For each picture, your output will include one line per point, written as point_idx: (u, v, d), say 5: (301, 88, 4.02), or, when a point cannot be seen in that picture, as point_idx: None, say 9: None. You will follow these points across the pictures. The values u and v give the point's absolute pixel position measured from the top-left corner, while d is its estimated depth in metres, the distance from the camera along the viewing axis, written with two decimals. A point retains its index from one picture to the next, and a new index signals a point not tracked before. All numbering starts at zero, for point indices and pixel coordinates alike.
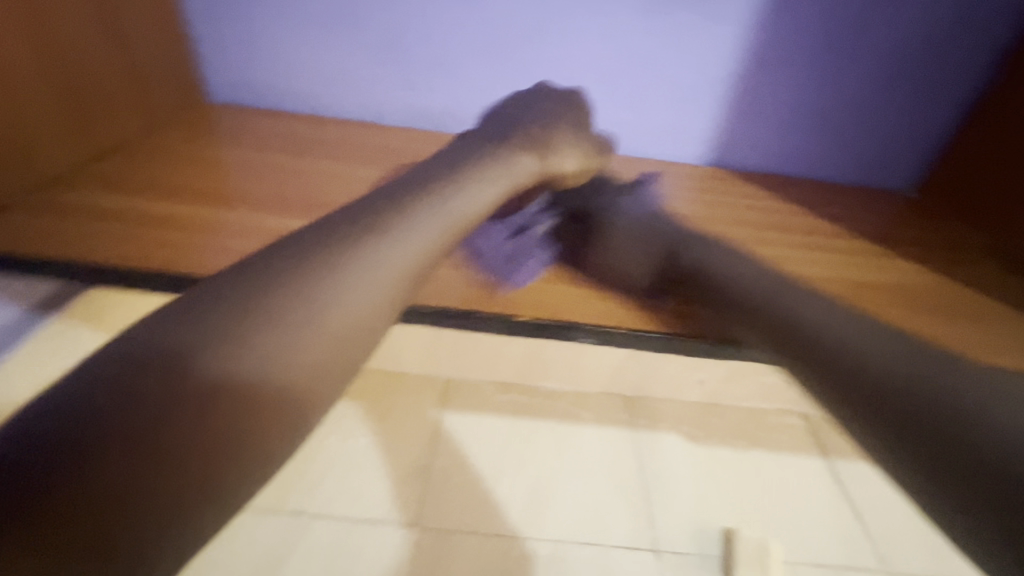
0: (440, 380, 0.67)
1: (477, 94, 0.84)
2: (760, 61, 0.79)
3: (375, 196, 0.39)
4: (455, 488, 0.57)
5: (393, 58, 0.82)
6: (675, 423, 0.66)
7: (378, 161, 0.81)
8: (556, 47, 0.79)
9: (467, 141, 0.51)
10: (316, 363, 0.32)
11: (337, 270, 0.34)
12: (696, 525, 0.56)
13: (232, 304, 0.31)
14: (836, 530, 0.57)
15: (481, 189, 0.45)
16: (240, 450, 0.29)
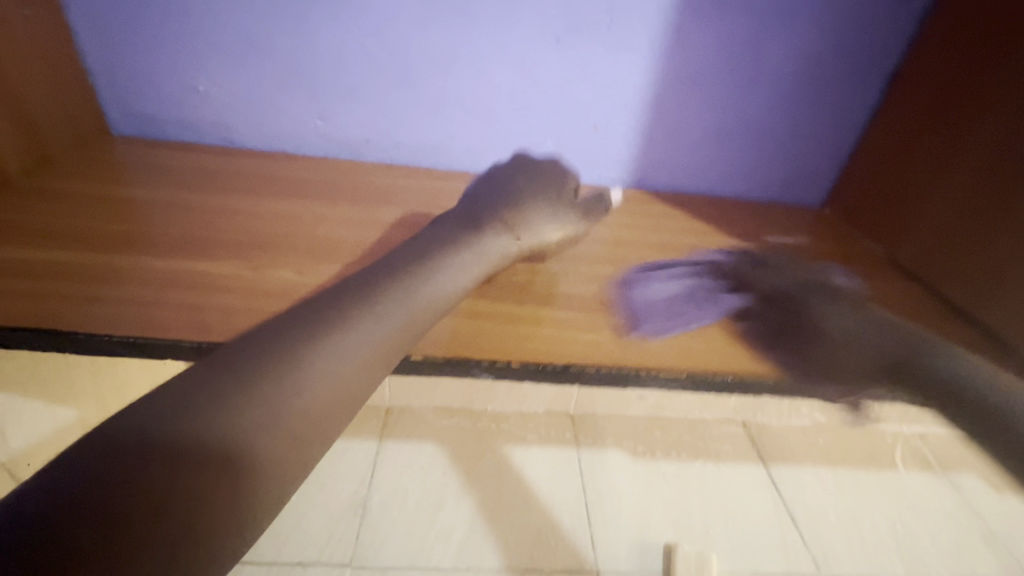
0: (382, 410, 0.65)
1: (393, 122, 0.74)
2: (675, 82, 0.72)
3: (357, 274, 0.36)
4: (395, 519, 0.55)
5: (293, 85, 0.71)
6: (618, 438, 0.65)
7: (280, 190, 0.69)
8: (475, 74, 0.71)
9: (437, 228, 0.45)
10: (309, 435, 0.28)
11: (332, 334, 0.31)
12: (638, 540, 0.56)
13: (233, 373, 0.27)
14: (774, 536, 0.58)
15: (457, 273, 0.40)
16: (231, 539, 0.24)
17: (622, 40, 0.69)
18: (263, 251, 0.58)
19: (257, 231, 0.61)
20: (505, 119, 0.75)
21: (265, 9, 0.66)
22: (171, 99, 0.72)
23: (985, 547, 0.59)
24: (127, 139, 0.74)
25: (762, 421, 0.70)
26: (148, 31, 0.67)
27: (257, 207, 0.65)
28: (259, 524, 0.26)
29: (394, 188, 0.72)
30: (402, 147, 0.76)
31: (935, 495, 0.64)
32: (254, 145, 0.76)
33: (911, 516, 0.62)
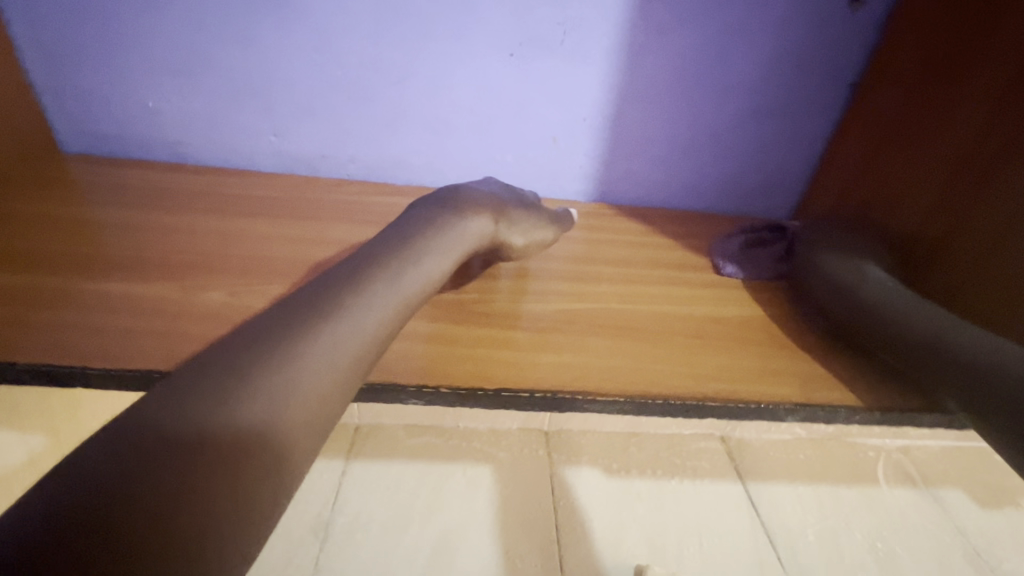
0: (349, 428, 0.63)
1: (349, 137, 0.75)
2: (629, 96, 0.74)
3: (334, 271, 0.39)
4: (357, 544, 0.52)
5: (245, 99, 0.71)
6: (593, 456, 0.62)
7: (238, 208, 0.69)
8: (428, 89, 0.71)
9: (419, 214, 0.51)
10: (303, 425, 0.31)
11: (312, 335, 0.34)
12: (608, 562, 0.53)
13: (228, 369, 0.30)
14: (751, 557, 0.54)
15: (429, 267, 0.44)
16: (252, 516, 0.27)
17: (577, 53, 0.70)
18: (223, 270, 0.59)
19: (213, 250, 0.62)
20: (460, 134, 0.75)
21: (210, 24, 0.65)
22: (121, 109, 0.71)
23: (968, 568, 0.55)
24: (85, 158, 0.75)
25: (743, 436, 0.66)
26: (98, 39, 0.66)
27: (215, 226, 0.66)
28: (279, 503, 0.29)
29: (352, 204, 0.73)
30: (359, 162, 0.77)
31: (918, 513, 0.60)
32: (212, 163, 0.77)
33: (892, 533, 0.57)
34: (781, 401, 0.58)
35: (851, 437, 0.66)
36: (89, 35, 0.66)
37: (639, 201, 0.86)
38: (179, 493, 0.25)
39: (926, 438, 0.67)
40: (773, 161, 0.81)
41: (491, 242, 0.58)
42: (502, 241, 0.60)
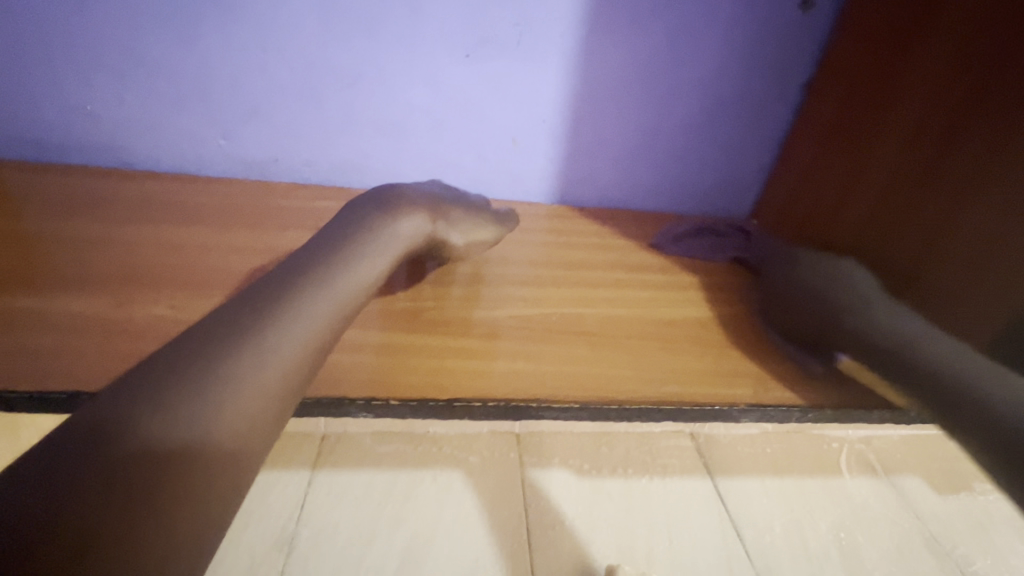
0: (316, 437, 0.60)
1: (302, 141, 0.73)
2: (585, 96, 0.74)
3: (273, 272, 0.38)
4: (322, 558, 0.50)
5: (190, 102, 0.68)
6: (564, 457, 0.61)
7: (185, 217, 0.67)
8: (380, 90, 0.70)
9: (355, 212, 0.49)
10: (237, 442, 0.30)
11: (241, 350, 0.32)
12: (579, 564, 0.52)
13: (170, 373, 0.29)
14: (719, 553, 0.55)
15: (363, 269, 0.42)
16: (207, 517, 0.27)
17: (532, 53, 0.70)
18: (168, 282, 0.57)
19: (158, 261, 0.60)
20: (418, 136, 0.74)
21: (148, 23, 0.63)
22: (54, 113, 0.68)
23: (926, 552, 0.57)
24: (14, 164, 0.71)
25: (711, 432, 0.66)
26: (30, 41, 0.63)
27: (163, 235, 0.64)
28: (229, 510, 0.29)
29: (307, 209, 0.72)
30: (315, 165, 0.75)
31: (878, 501, 0.62)
32: (155, 168, 0.74)
33: (854, 522, 0.59)
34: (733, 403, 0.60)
35: (815, 429, 0.68)
36: (18, 34, 0.63)
37: (600, 201, 0.87)
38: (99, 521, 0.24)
39: (886, 429, 0.68)
40: (729, 162, 0.83)
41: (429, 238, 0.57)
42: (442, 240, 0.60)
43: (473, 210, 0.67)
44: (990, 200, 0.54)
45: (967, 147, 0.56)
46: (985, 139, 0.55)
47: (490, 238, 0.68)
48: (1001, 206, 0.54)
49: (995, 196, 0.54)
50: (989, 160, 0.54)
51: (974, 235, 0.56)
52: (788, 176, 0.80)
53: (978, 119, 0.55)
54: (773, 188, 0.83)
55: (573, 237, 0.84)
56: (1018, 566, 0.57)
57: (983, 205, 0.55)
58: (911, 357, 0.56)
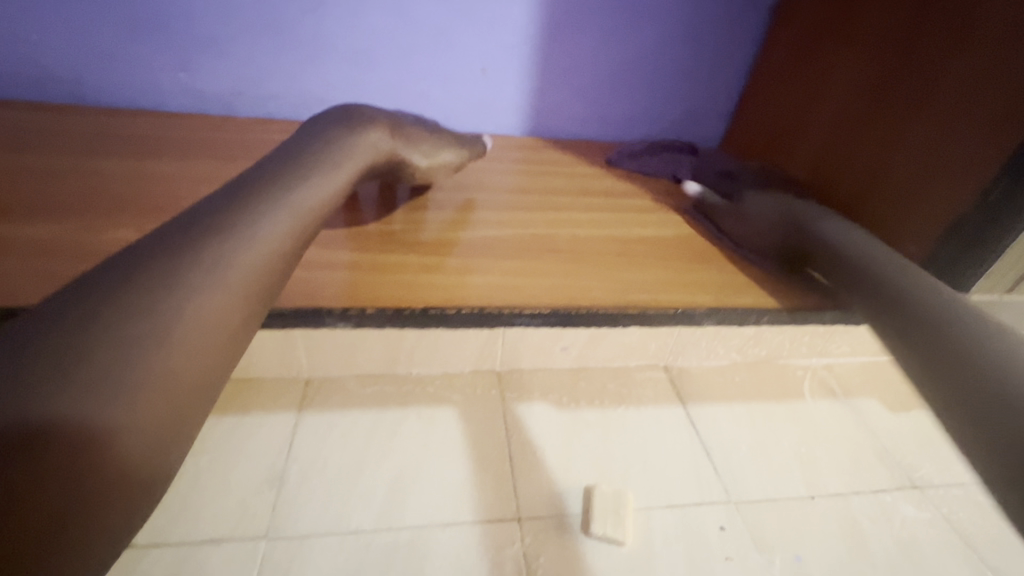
0: (300, 382, 0.61)
1: (265, 73, 0.70)
2: (555, 23, 0.72)
3: (228, 189, 0.36)
4: (313, 489, 0.52)
5: (144, 31, 0.65)
6: (544, 391, 0.64)
7: (145, 153, 0.64)
8: (345, 17, 0.67)
9: (312, 128, 0.47)
10: (203, 354, 0.29)
11: (200, 261, 0.31)
12: (560, 485, 0.55)
13: (129, 283, 0.28)
14: (689, 470, 0.58)
15: (323, 184, 0.40)
16: (180, 423, 0.27)
17: None
18: (129, 214, 0.55)
19: (116, 197, 0.57)
20: (385, 67, 0.71)
21: None
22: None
23: (877, 462, 0.62)
24: None
25: (683, 364, 0.69)
26: None
27: (123, 169, 0.61)
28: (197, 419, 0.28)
29: (273, 143, 0.69)
30: (279, 100, 0.72)
31: (836, 420, 0.66)
32: (110, 102, 0.70)
33: (813, 440, 0.63)
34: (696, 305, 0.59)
35: (782, 359, 0.71)
36: None
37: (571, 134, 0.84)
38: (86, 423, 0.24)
39: (845, 355, 0.72)
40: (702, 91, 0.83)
41: (391, 157, 0.54)
42: (404, 159, 0.56)
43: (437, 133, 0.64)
44: (975, 50, 0.52)
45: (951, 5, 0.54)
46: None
47: (451, 162, 0.65)
48: (988, 55, 0.51)
49: (980, 44, 0.51)
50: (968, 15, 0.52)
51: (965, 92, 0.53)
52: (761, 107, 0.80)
53: None
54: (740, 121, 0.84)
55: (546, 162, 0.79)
56: (956, 473, 0.62)
57: (966, 60, 0.53)
58: (890, 309, 0.45)
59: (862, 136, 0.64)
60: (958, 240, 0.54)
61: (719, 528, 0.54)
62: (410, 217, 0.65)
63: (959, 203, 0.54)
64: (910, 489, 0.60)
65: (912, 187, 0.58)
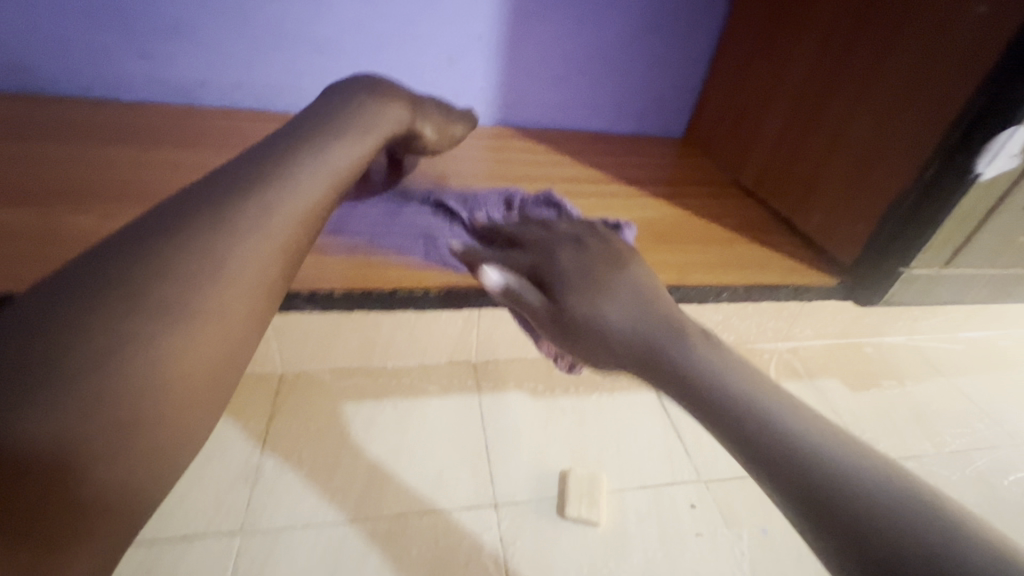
0: (274, 377, 0.61)
1: (226, 59, 0.66)
2: (524, 13, 0.69)
3: (265, 142, 0.35)
4: (289, 483, 0.52)
5: (96, 16, 0.61)
6: (520, 380, 0.64)
7: (99, 141, 0.61)
8: (310, 5, 0.64)
9: (342, 89, 0.45)
10: (238, 313, 0.29)
11: (204, 256, 0.28)
12: (536, 471, 0.56)
13: (170, 234, 0.28)
14: (661, 453, 0.60)
15: (352, 148, 0.38)
16: (218, 381, 0.28)
17: None
18: (85, 204, 0.52)
19: (69, 186, 0.54)
20: (353, 53, 0.68)
21: None
22: None
23: None
24: None
25: None
26: None
27: (81, 158, 0.59)
28: (232, 378, 0.29)
29: (239, 132, 0.66)
30: (244, 88, 0.69)
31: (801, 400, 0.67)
32: (67, 91, 0.66)
33: None
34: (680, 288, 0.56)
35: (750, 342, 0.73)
36: None
37: (549, 125, 0.80)
38: (108, 429, 0.24)
39: (811, 338, 0.73)
40: (683, 77, 0.78)
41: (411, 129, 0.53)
42: (421, 132, 0.55)
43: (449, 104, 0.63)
44: (918, 28, 0.47)
45: None
46: None
47: (455, 136, 0.63)
48: (927, 33, 0.47)
49: (924, 19, 0.47)
50: None
51: (907, 73, 0.49)
52: (720, 88, 0.75)
53: None
54: (706, 105, 0.79)
55: (519, 146, 0.76)
56: (913, 445, 0.63)
57: (911, 39, 0.48)
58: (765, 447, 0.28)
59: (814, 117, 0.60)
60: (897, 218, 0.51)
61: (689, 507, 0.55)
62: None
63: (887, 198, 0.52)
64: None
65: (860, 172, 0.54)
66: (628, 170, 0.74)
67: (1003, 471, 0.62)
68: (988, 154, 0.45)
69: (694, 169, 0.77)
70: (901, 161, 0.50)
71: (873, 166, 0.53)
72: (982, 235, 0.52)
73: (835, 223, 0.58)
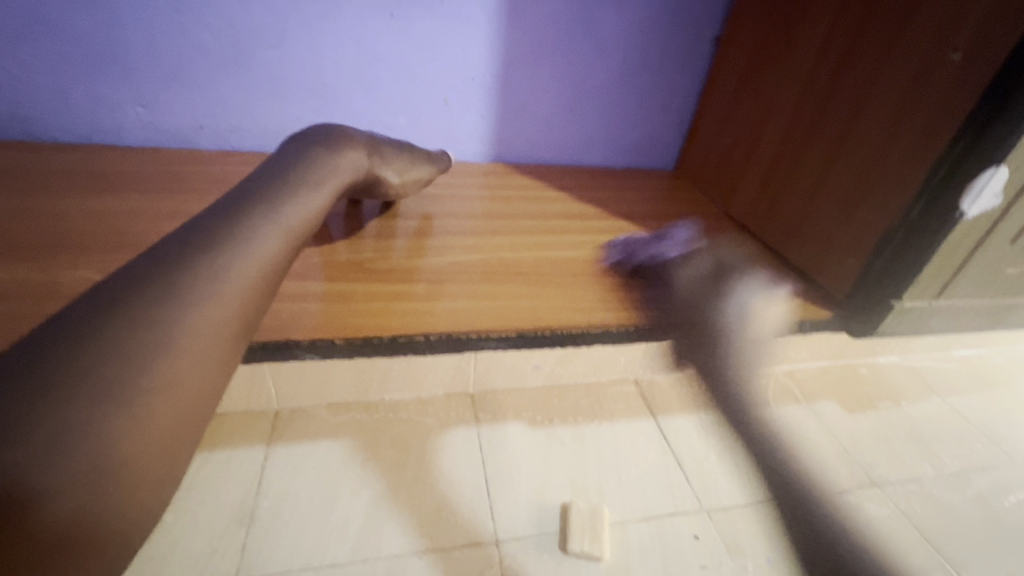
0: (270, 415, 0.60)
1: (224, 105, 0.67)
2: (515, 55, 0.70)
3: (219, 204, 0.36)
4: (286, 523, 0.51)
5: (97, 67, 0.62)
6: (518, 411, 0.64)
7: (97, 188, 0.61)
8: (307, 53, 0.65)
9: (293, 144, 0.46)
10: (199, 378, 0.29)
11: (156, 327, 0.28)
12: (536, 504, 0.55)
13: (127, 303, 0.28)
14: (663, 481, 0.59)
15: (303, 205, 0.39)
16: (179, 447, 0.28)
17: (459, 12, 0.66)
18: (82, 251, 0.52)
19: (65, 233, 0.54)
20: (348, 98, 0.69)
21: None
22: None
23: (839, 462, 0.63)
24: None
25: (654, 378, 0.70)
26: None
27: (79, 203, 0.59)
28: (193, 442, 0.29)
29: (237, 173, 0.67)
30: (242, 132, 0.70)
31: (799, 423, 0.67)
32: (66, 138, 0.67)
33: (781, 445, 0.64)
34: (676, 322, 0.57)
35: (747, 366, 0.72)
36: None
37: (541, 159, 0.82)
38: (69, 511, 0.23)
39: (806, 360, 0.74)
40: (670, 114, 0.80)
41: (367, 176, 0.55)
42: (377, 175, 0.57)
43: (410, 149, 0.65)
44: (898, 75, 0.49)
45: (882, 24, 0.51)
46: (898, 9, 0.49)
47: (420, 179, 0.65)
48: (906, 81, 0.49)
49: (903, 67, 0.49)
50: (896, 38, 0.49)
51: (888, 118, 0.51)
52: (708, 126, 0.77)
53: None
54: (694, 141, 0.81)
55: (513, 182, 0.78)
56: (913, 467, 0.63)
57: (891, 86, 0.50)
58: None
59: (803, 155, 0.61)
60: (887, 256, 0.52)
61: (693, 537, 0.54)
62: (375, 245, 0.63)
63: (874, 236, 0.53)
64: (871, 487, 0.61)
65: (850, 210, 0.55)
66: (618, 204, 0.76)
67: (1003, 492, 0.62)
68: (974, 190, 0.46)
69: (680, 202, 0.78)
70: (888, 201, 0.51)
71: (862, 203, 0.54)
72: (973, 263, 0.52)
73: (829, 259, 0.59)
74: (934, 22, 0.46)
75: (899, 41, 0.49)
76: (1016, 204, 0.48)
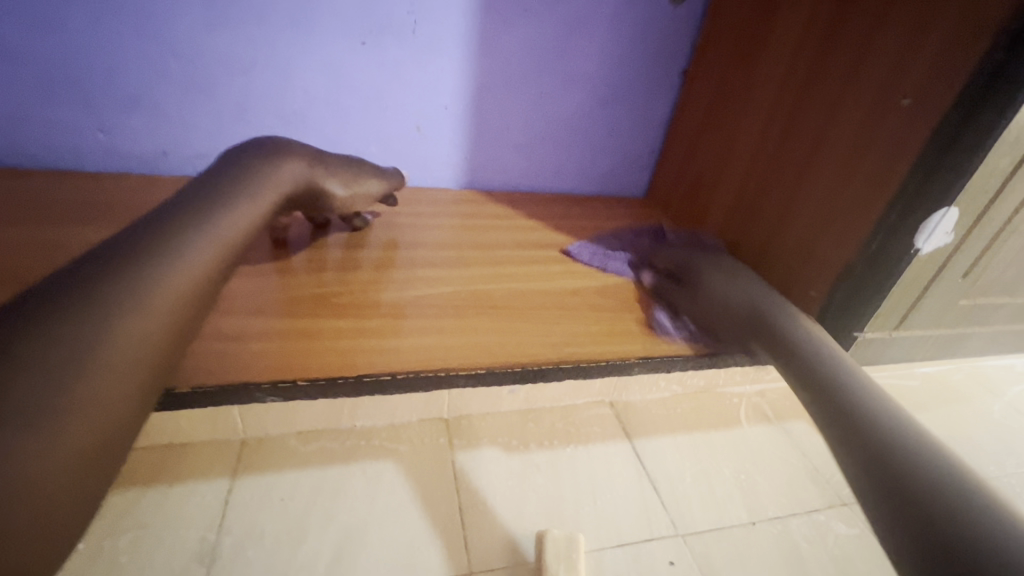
0: (233, 444, 0.54)
1: (188, 128, 0.66)
2: (487, 83, 0.71)
3: (147, 218, 0.34)
4: (249, 563, 0.45)
5: (56, 91, 0.60)
6: (493, 436, 0.59)
7: (50, 217, 0.59)
8: (275, 80, 0.65)
9: (228, 158, 0.45)
10: (128, 393, 0.28)
11: (82, 346, 0.26)
12: (508, 534, 0.51)
13: (56, 315, 0.27)
14: (637, 503, 0.56)
15: (239, 218, 0.38)
16: (104, 467, 0.27)
17: (431, 41, 0.66)
18: (32, 283, 0.50)
19: (12, 263, 0.51)
20: (318, 125, 0.69)
21: None
22: None
23: (810, 483, 0.62)
24: None
25: (627, 399, 0.67)
26: None
27: (33, 231, 0.56)
28: (117, 462, 0.28)
29: None
30: (208, 158, 0.68)
31: (772, 444, 0.66)
32: (19, 162, 0.64)
33: (753, 466, 0.63)
34: (647, 354, 0.58)
35: (719, 387, 0.72)
36: None
37: (515, 186, 0.82)
38: None
39: (777, 380, 0.74)
40: (641, 142, 0.82)
41: (306, 187, 0.52)
42: (322, 189, 0.55)
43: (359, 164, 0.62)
44: (858, 105, 0.51)
45: (842, 57, 0.52)
46: (856, 43, 0.51)
47: (373, 191, 0.62)
48: (866, 111, 0.50)
49: (864, 96, 0.50)
50: (857, 71, 0.51)
51: (850, 142, 0.52)
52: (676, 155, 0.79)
53: (850, 32, 0.52)
54: (664, 169, 0.83)
55: (482, 209, 0.78)
56: None
57: (851, 115, 0.52)
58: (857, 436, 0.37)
59: (768, 183, 0.62)
60: (848, 283, 0.53)
61: (668, 564, 0.51)
62: (342, 277, 0.62)
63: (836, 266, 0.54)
64: (841, 507, 0.60)
65: (813, 238, 0.56)
66: (588, 233, 0.77)
67: None
68: (926, 230, 0.48)
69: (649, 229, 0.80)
70: (852, 224, 0.52)
71: (819, 235, 0.55)
72: (928, 296, 0.54)
73: (788, 291, 0.60)
74: (888, 63, 0.48)
75: (860, 73, 0.51)
76: (969, 237, 0.50)
